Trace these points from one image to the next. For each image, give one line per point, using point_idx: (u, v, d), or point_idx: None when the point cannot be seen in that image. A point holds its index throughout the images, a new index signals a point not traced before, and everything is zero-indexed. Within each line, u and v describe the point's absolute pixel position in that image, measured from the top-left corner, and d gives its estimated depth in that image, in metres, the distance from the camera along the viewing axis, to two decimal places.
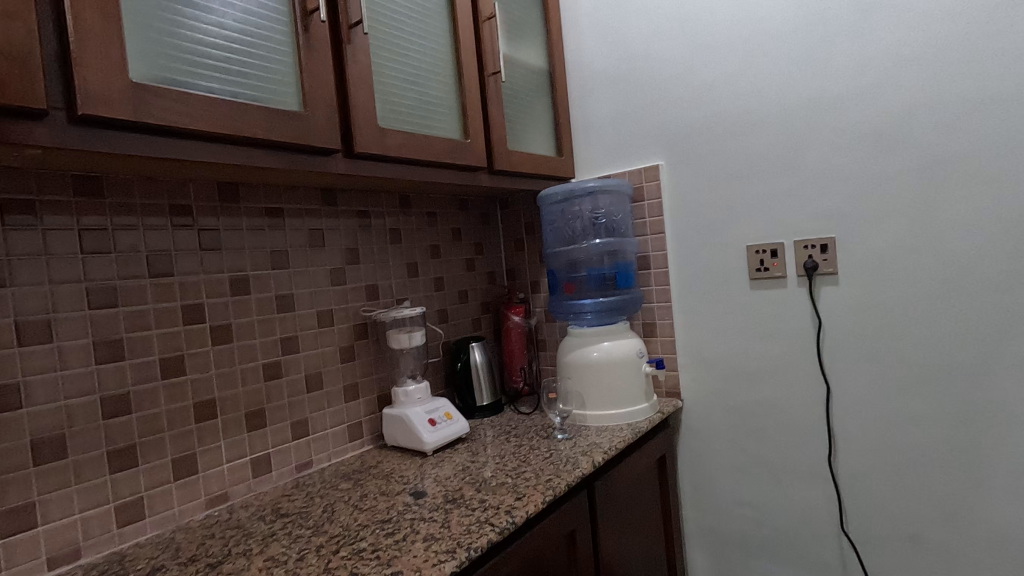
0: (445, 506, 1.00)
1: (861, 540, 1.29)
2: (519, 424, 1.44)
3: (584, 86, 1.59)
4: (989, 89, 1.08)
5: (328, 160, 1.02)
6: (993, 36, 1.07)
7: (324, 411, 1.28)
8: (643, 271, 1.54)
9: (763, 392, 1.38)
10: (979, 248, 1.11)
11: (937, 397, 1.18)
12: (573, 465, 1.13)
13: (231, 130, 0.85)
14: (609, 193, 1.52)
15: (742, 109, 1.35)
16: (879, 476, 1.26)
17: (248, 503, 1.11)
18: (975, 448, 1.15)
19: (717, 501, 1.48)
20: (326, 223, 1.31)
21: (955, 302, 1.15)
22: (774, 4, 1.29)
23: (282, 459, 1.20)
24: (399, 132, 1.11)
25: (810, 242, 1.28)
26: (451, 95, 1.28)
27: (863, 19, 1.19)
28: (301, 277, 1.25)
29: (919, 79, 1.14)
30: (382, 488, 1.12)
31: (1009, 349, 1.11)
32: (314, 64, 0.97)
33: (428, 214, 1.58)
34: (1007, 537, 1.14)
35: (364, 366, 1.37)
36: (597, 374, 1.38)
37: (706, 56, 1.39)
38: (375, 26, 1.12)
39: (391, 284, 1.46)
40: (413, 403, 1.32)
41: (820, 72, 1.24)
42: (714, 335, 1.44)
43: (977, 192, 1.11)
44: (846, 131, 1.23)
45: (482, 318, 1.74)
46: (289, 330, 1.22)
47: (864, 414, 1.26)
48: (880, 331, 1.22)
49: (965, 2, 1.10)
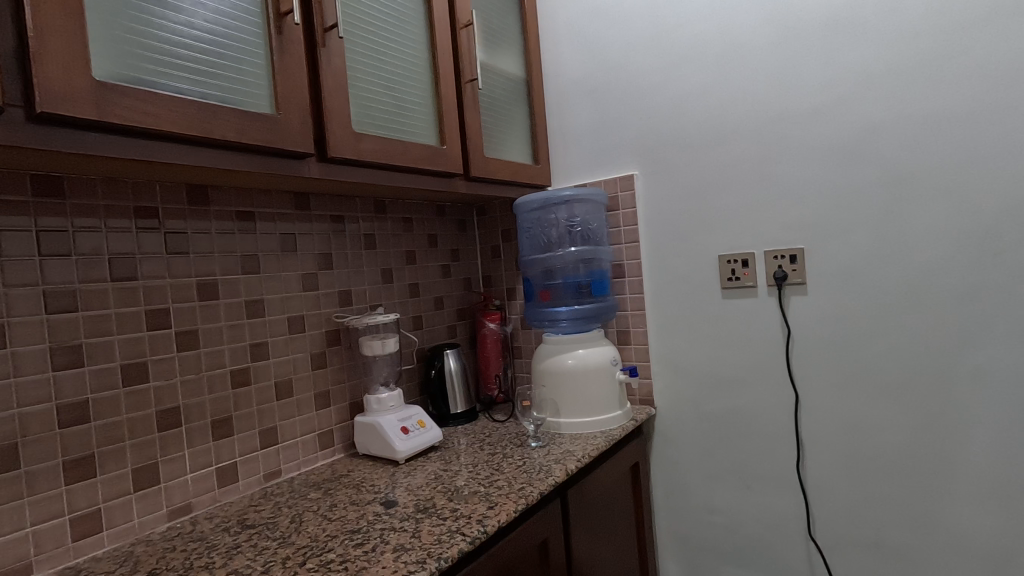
0: (416, 516, 0.98)
1: (828, 545, 1.31)
2: (493, 432, 1.43)
3: (561, 96, 1.61)
4: (947, 108, 1.13)
5: (301, 164, 1.01)
6: (952, 58, 1.12)
7: (294, 419, 1.26)
8: (618, 279, 1.55)
9: (734, 400, 1.40)
10: (939, 261, 1.15)
11: (901, 405, 1.21)
12: (546, 473, 1.13)
13: (200, 131, 0.83)
14: (585, 202, 1.53)
15: (715, 122, 1.37)
16: (846, 483, 1.28)
17: (212, 514, 1.08)
18: (937, 454, 1.19)
19: (689, 508, 1.49)
20: (299, 228, 1.29)
21: (917, 312, 1.18)
22: (746, 20, 1.32)
23: (249, 469, 1.17)
24: (375, 137, 1.10)
25: (780, 252, 1.31)
26: (428, 101, 1.27)
27: (831, 38, 1.23)
28: (272, 282, 1.23)
29: (882, 96, 1.18)
30: (352, 497, 1.10)
31: (968, 358, 1.14)
32: (287, 67, 0.96)
33: (404, 220, 1.57)
34: (966, 541, 1.17)
35: (336, 373, 1.35)
36: (571, 381, 1.38)
37: (680, 69, 1.41)
38: (351, 31, 1.11)
39: (365, 290, 1.44)
40: (385, 411, 1.31)
41: (790, 87, 1.28)
42: (687, 343, 1.46)
43: (938, 206, 1.15)
44: (814, 146, 1.26)
45: (457, 325, 1.73)
46: (259, 336, 1.20)
47: (831, 422, 1.29)
48: (847, 340, 1.25)
49: (927, 23, 1.14)
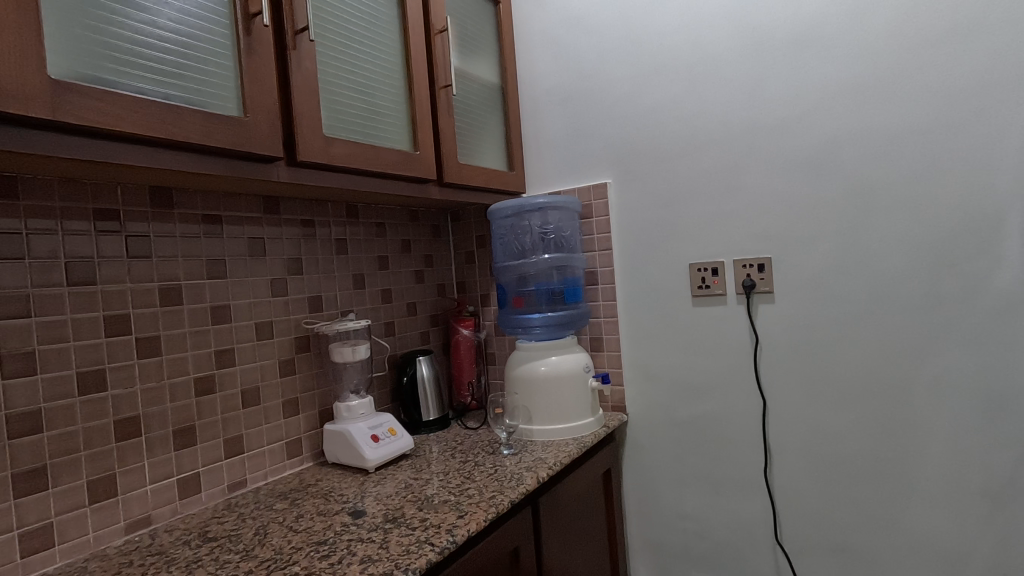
0: (385, 526, 0.97)
1: (794, 549, 1.34)
2: (465, 440, 1.42)
3: (536, 103, 1.62)
4: (907, 123, 1.16)
5: (269, 168, 0.99)
6: (912, 75, 1.16)
7: (261, 428, 1.23)
8: (591, 286, 1.56)
9: (704, 406, 1.42)
10: (900, 271, 1.19)
11: (863, 412, 1.24)
12: (517, 481, 1.13)
13: (163, 133, 0.81)
14: (559, 209, 1.54)
15: (687, 132, 1.39)
16: (811, 487, 1.31)
17: (172, 527, 1.04)
18: (898, 459, 1.22)
19: (660, 514, 1.51)
20: (268, 232, 1.27)
21: (879, 321, 1.21)
22: (717, 34, 1.35)
23: (212, 479, 1.14)
24: (346, 142, 1.09)
25: (748, 261, 1.33)
26: (402, 106, 1.26)
27: (797, 53, 1.26)
28: (239, 288, 1.20)
29: (846, 111, 1.22)
30: (320, 508, 1.08)
31: (926, 366, 1.18)
32: (255, 68, 0.94)
33: (376, 225, 1.55)
34: (926, 544, 1.21)
35: (305, 380, 1.32)
36: (544, 388, 1.38)
37: (653, 79, 1.43)
38: (323, 34, 1.10)
39: (336, 296, 1.42)
40: (355, 419, 1.29)
41: (759, 100, 1.31)
42: (658, 350, 1.48)
43: (898, 218, 1.18)
44: (781, 158, 1.29)
45: (431, 331, 1.71)
46: (225, 343, 1.17)
47: (797, 428, 1.31)
48: (812, 348, 1.28)
49: (887, 41, 1.18)
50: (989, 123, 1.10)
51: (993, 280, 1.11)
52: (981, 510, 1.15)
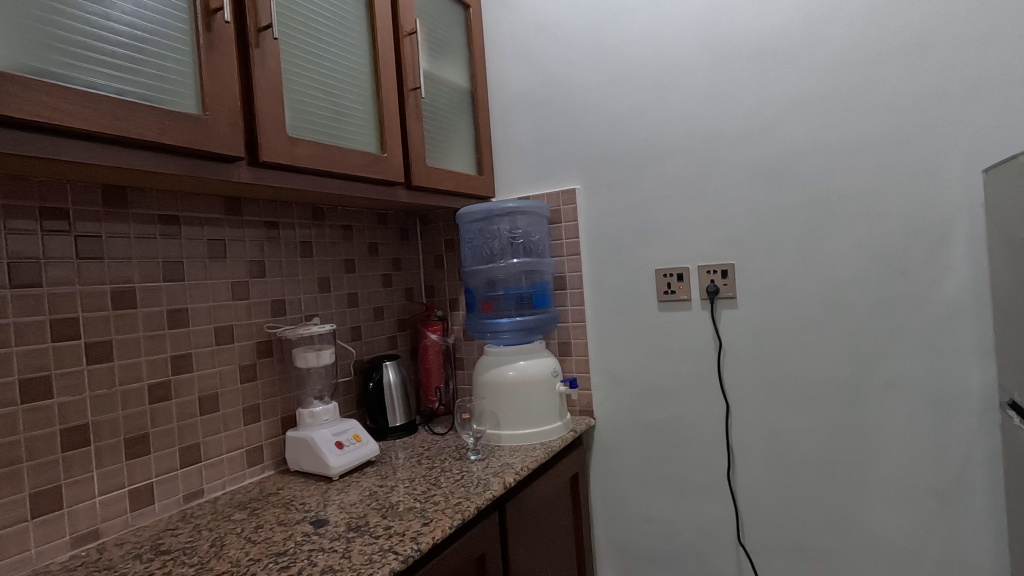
0: (347, 535, 0.95)
1: (756, 550, 1.36)
2: (432, 446, 1.40)
3: (505, 108, 1.62)
4: (862, 135, 1.21)
5: (230, 168, 0.96)
6: (866, 90, 1.20)
7: (219, 436, 1.19)
8: (559, 291, 1.57)
9: (670, 410, 1.44)
10: (856, 278, 1.23)
11: (822, 414, 1.28)
12: (484, 486, 1.12)
13: (115, 130, 0.78)
14: (527, 214, 1.54)
15: (653, 140, 1.42)
16: (772, 488, 1.34)
17: (122, 540, 1.00)
18: (854, 460, 1.26)
19: (627, 517, 1.52)
20: (228, 234, 1.23)
21: (836, 326, 1.25)
22: (682, 45, 1.38)
23: (167, 490, 1.09)
24: (310, 142, 1.06)
25: (712, 267, 1.36)
26: (369, 108, 1.25)
27: (759, 65, 1.30)
28: (198, 291, 1.16)
29: (804, 122, 1.26)
30: (280, 517, 1.05)
31: (880, 369, 1.22)
32: (216, 65, 0.91)
33: (343, 227, 1.53)
34: (879, 542, 1.25)
35: (267, 386, 1.29)
36: (512, 393, 1.38)
37: (621, 87, 1.45)
38: (287, 32, 1.08)
39: (300, 299, 1.39)
40: (319, 426, 1.26)
41: (723, 110, 1.34)
42: (625, 354, 1.49)
43: (854, 226, 1.23)
44: (744, 166, 1.32)
45: (398, 336, 1.69)
46: (182, 348, 1.13)
47: (759, 430, 1.34)
48: (773, 352, 1.31)
49: (843, 57, 1.22)
50: (937, 137, 1.15)
51: (941, 287, 1.16)
52: (931, 509, 1.20)
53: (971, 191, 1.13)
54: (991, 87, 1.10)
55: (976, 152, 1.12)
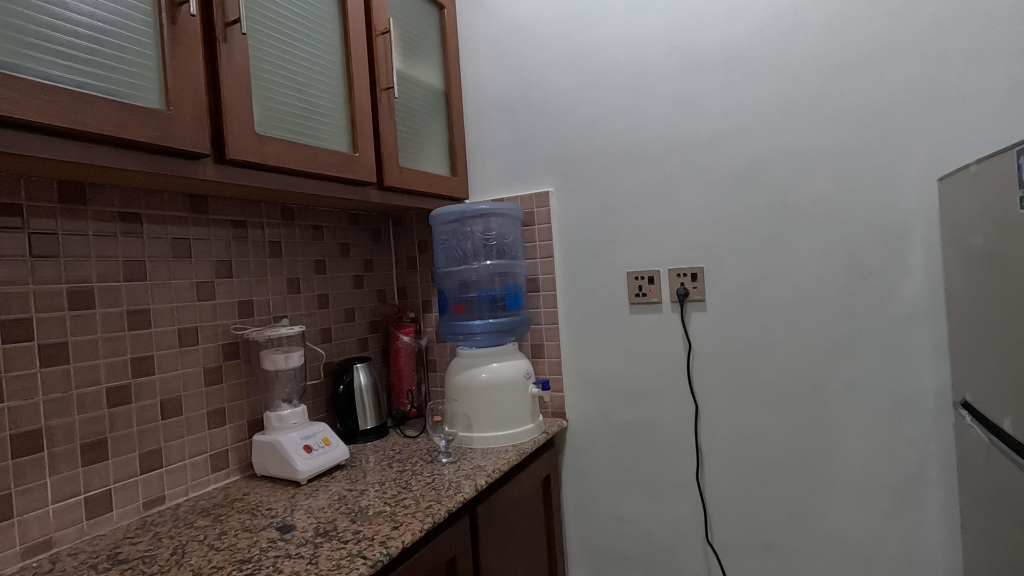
0: (315, 541, 0.93)
1: (723, 549, 1.39)
2: (403, 449, 1.39)
3: (480, 110, 1.62)
4: (826, 144, 1.25)
5: (195, 165, 0.94)
6: (830, 99, 1.24)
7: (182, 440, 1.16)
8: (532, 293, 1.57)
9: (641, 412, 1.46)
10: (820, 282, 1.26)
11: (787, 415, 1.31)
12: (455, 489, 1.11)
13: (71, 123, 0.75)
14: (501, 216, 1.54)
15: (626, 145, 1.44)
16: (739, 488, 1.37)
17: (76, 550, 0.96)
18: (817, 459, 1.29)
19: (598, 518, 1.53)
20: (194, 233, 1.20)
21: (801, 329, 1.29)
22: (655, 51, 1.40)
23: (126, 497, 1.06)
24: (279, 140, 1.04)
25: (682, 270, 1.38)
26: (341, 106, 1.23)
27: (728, 73, 1.32)
28: (160, 291, 1.13)
29: (771, 129, 1.29)
30: (245, 523, 1.02)
31: (842, 371, 1.26)
32: (180, 60, 0.89)
33: (313, 227, 1.50)
34: (841, 539, 1.28)
35: (233, 389, 1.26)
36: (484, 395, 1.38)
37: (594, 91, 1.47)
38: (256, 28, 1.06)
39: (268, 300, 1.36)
40: (287, 429, 1.24)
41: (693, 117, 1.36)
42: (597, 356, 1.50)
43: (818, 232, 1.26)
44: (713, 172, 1.35)
45: (370, 338, 1.67)
46: (143, 350, 1.09)
47: (727, 431, 1.37)
48: (741, 354, 1.34)
49: (807, 67, 1.26)
50: (896, 146, 1.19)
51: (900, 292, 1.20)
52: (889, 506, 1.24)
53: (928, 199, 1.17)
54: (945, 100, 1.15)
55: (932, 162, 1.16)
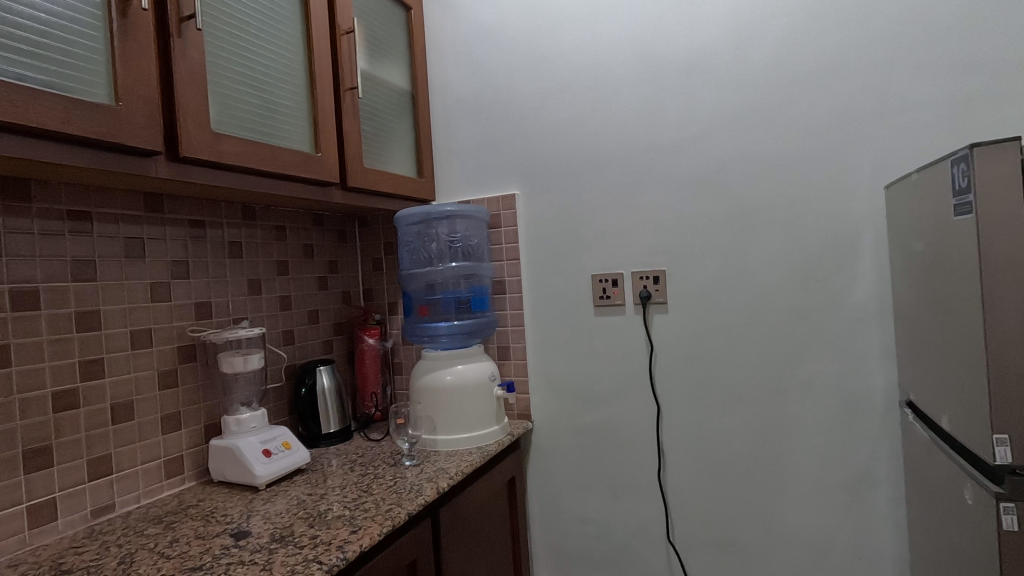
0: (270, 547, 0.91)
1: (684, 547, 1.41)
2: (366, 452, 1.38)
3: (447, 111, 1.62)
4: (782, 150, 1.28)
5: (147, 163, 0.92)
6: (786, 108, 1.28)
7: (134, 446, 1.12)
8: (499, 295, 1.58)
9: (605, 413, 1.47)
10: (776, 285, 1.30)
11: (746, 415, 1.34)
12: (416, 492, 1.11)
13: (10, 117, 0.72)
14: (466, 218, 1.54)
15: (590, 148, 1.45)
16: (700, 487, 1.39)
17: (17, 561, 0.92)
18: (774, 458, 1.32)
19: (563, 519, 1.54)
20: (148, 232, 1.16)
21: (758, 331, 1.32)
22: (618, 57, 1.42)
23: (72, 505, 1.02)
24: (236, 139, 1.02)
25: (645, 273, 1.40)
26: (302, 105, 1.22)
27: (690, 80, 1.35)
28: (111, 291, 1.09)
29: (730, 135, 1.32)
30: (198, 531, 0.99)
31: (797, 372, 1.29)
32: (131, 54, 0.86)
33: (276, 228, 1.48)
34: (796, 536, 1.31)
35: (189, 393, 1.23)
36: (448, 397, 1.37)
37: (559, 96, 1.48)
38: (212, 23, 1.03)
39: (227, 302, 1.33)
40: (245, 433, 1.22)
41: (655, 122, 1.39)
42: (562, 358, 1.51)
43: (775, 236, 1.29)
44: (674, 177, 1.37)
45: (334, 340, 1.65)
46: (93, 352, 1.06)
47: (687, 431, 1.39)
48: (701, 355, 1.37)
49: (764, 77, 1.29)
50: (847, 154, 1.23)
51: (851, 294, 1.24)
52: (842, 503, 1.28)
53: (877, 205, 1.21)
54: (892, 111, 1.20)
55: (881, 169, 1.21)
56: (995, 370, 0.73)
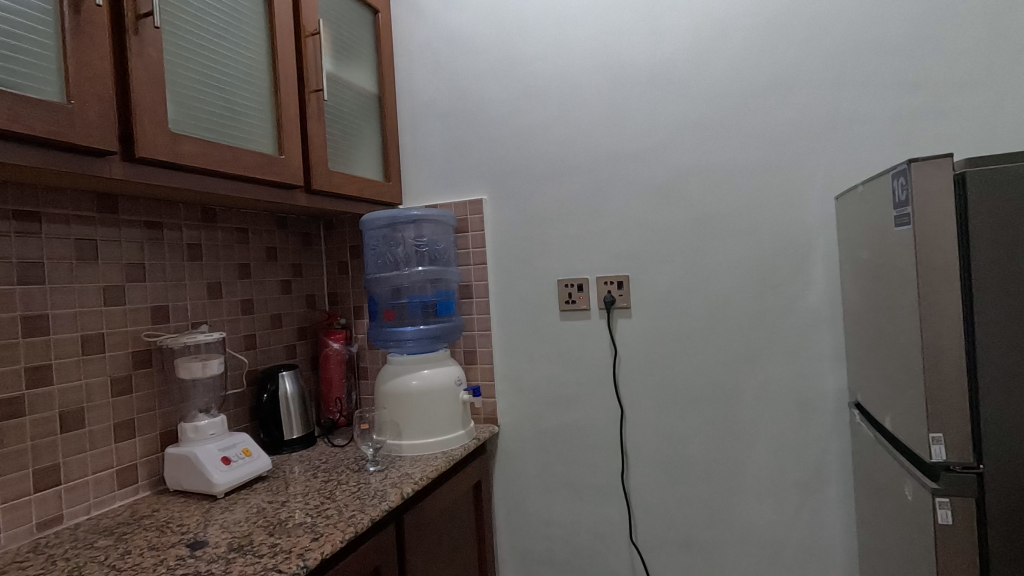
0: (227, 556, 0.89)
1: (646, 548, 1.44)
2: (330, 458, 1.36)
3: (414, 115, 1.62)
4: (740, 160, 1.33)
5: (100, 163, 0.89)
6: (744, 119, 1.32)
7: (85, 455, 1.08)
8: (465, 299, 1.58)
9: (570, 416, 1.49)
10: (734, 291, 1.34)
11: (706, 417, 1.38)
12: (380, 497, 1.10)
13: None
14: (433, 223, 1.55)
15: (556, 155, 1.48)
16: (662, 488, 1.42)
17: None
18: (732, 459, 1.36)
19: (528, 523, 1.55)
20: (101, 234, 1.13)
21: (717, 335, 1.36)
22: (584, 66, 1.44)
23: (17, 518, 0.98)
24: (195, 140, 1.00)
25: (609, 279, 1.43)
26: (266, 107, 1.20)
27: (653, 90, 1.39)
28: (61, 295, 1.06)
29: (691, 145, 1.36)
30: (152, 541, 0.97)
31: (754, 375, 1.34)
32: (84, 51, 0.83)
33: (237, 230, 1.45)
34: (753, 534, 1.36)
35: (144, 399, 1.19)
36: (414, 402, 1.36)
37: (526, 102, 1.50)
38: (171, 20, 1.01)
39: (186, 305, 1.30)
40: (204, 440, 1.19)
41: (619, 130, 1.42)
42: (528, 362, 1.53)
43: (734, 243, 1.34)
44: (638, 184, 1.40)
45: (298, 345, 1.63)
46: (40, 358, 1.02)
47: (650, 433, 1.42)
48: (663, 359, 1.40)
49: (723, 88, 1.33)
50: (801, 164, 1.28)
51: (805, 300, 1.29)
52: (795, 501, 1.32)
53: (828, 214, 1.27)
54: (843, 124, 1.25)
55: (832, 180, 1.26)
56: (932, 373, 0.77)
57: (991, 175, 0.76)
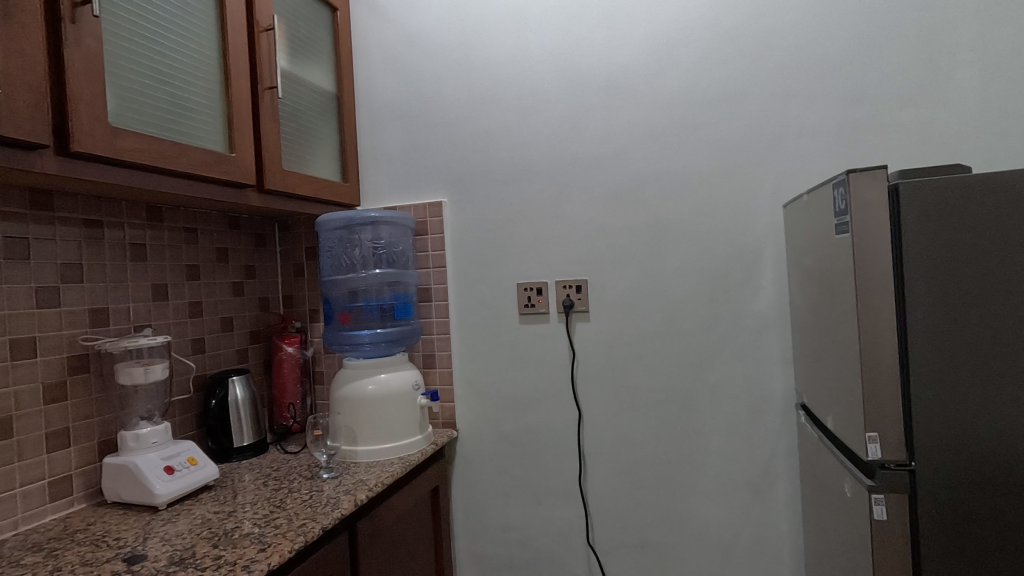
0: (167, 570, 0.85)
1: (603, 550, 1.45)
2: (281, 466, 1.32)
3: (373, 115, 1.59)
4: (695, 168, 1.36)
5: (32, 157, 0.84)
6: (698, 128, 1.35)
7: (12, 467, 1.02)
8: (424, 303, 1.57)
9: (528, 420, 1.49)
10: (689, 296, 1.37)
11: (661, 419, 1.40)
12: (333, 505, 1.07)
13: None
14: (391, 225, 1.52)
15: (515, 158, 1.48)
16: (618, 490, 1.44)
17: None
18: (686, 460, 1.39)
19: (487, 527, 1.54)
20: (34, 232, 1.07)
21: (672, 339, 1.39)
22: (544, 71, 1.45)
23: None
24: (138, 135, 0.96)
25: (568, 283, 1.44)
26: (215, 103, 1.16)
27: (611, 97, 1.41)
28: None
29: (647, 152, 1.39)
30: (85, 557, 0.91)
31: (708, 377, 1.37)
32: (13, 38, 0.79)
33: (185, 230, 1.39)
34: (705, 533, 1.39)
35: (80, 407, 1.13)
36: (370, 408, 1.34)
37: (485, 106, 1.50)
38: (112, 10, 0.96)
39: (128, 308, 1.24)
40: (145, 450, 1.13)
41: (577, 136, 1.43)
42: (487, 366, 1.52)
43: (688, 249, 1.37)
44: (596, 189, 1.42)
45: (250, 349, 1.58)
46: None
47: (607, 435, 1.44)
48: (620, 362, 1.42)
49: (679, 98, 1.37)
50: (751, 173, 1.32)
51: (755, 304, 1.33)
52: (746, 500, 1.36)
53: (776, 221, 1.31)
54: (791, 135, 1.30)
55: (780, 190, 1.31)
56: (869, 375, 0.80)
57: (923, 186, 0.80)
